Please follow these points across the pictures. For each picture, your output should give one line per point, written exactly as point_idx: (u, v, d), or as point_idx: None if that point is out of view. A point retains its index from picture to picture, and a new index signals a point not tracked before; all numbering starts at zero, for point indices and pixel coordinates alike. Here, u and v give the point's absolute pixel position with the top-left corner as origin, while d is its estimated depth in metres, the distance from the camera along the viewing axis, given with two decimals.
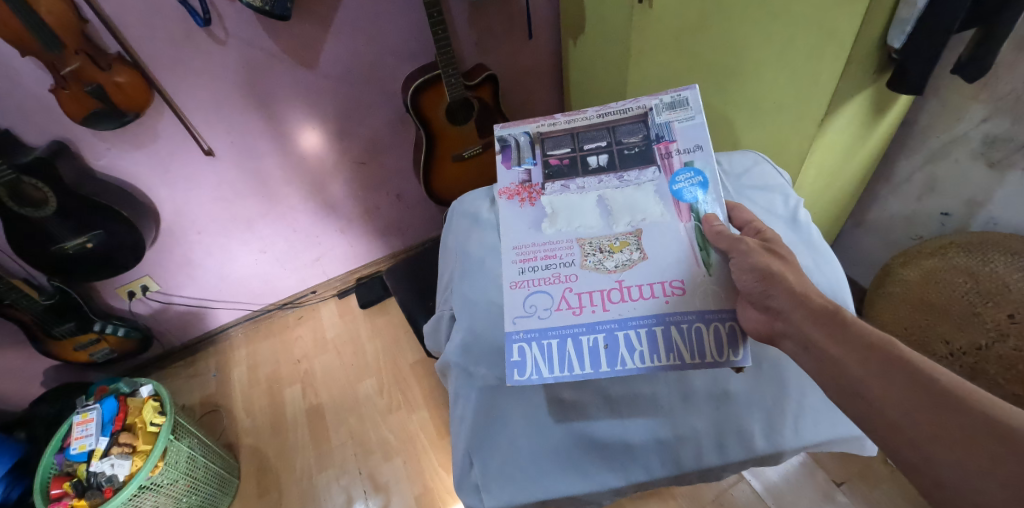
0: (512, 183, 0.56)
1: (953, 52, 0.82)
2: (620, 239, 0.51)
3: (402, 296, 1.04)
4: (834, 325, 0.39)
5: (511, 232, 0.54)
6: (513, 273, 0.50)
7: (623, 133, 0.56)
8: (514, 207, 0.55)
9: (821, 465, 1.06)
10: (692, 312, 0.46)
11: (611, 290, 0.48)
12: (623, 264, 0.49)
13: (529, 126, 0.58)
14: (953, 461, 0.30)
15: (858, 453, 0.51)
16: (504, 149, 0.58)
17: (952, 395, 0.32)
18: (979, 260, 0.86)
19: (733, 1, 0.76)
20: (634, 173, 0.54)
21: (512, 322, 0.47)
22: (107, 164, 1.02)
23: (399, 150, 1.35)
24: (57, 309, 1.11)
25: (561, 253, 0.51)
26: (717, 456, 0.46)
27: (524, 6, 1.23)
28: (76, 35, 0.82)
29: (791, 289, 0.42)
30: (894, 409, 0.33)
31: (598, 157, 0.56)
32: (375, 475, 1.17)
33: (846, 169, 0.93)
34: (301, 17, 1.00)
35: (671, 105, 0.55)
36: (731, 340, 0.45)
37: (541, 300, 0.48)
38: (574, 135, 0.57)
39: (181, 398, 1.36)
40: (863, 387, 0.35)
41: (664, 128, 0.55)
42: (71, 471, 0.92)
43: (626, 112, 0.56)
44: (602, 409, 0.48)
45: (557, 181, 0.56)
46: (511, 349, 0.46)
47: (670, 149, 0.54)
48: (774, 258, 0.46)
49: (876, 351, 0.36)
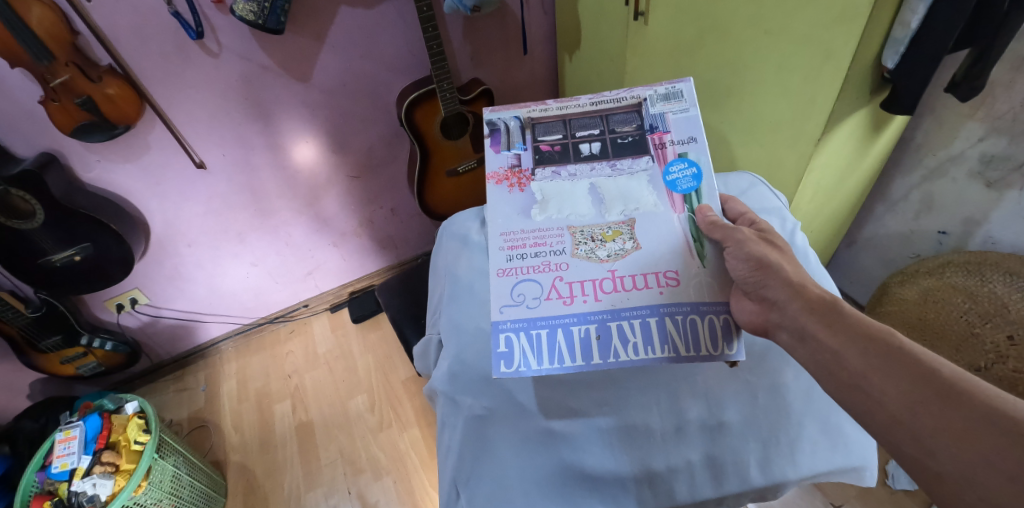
0: (501, 167, 0.55)
1: (948, 71, 0.82)
2: (613, 229, 0.50)
3: (393, 312, 1.03)
4: (832, 318, 0.38)
5: (499, 218, 0.52)
6: (500, 260, 0.49)
7: (616, 122, 0.55)
8: (502, 192, 0.53)
9: (820, 489, 1.04)
10: (687, 304, 0.45)
11: (604, 280, 0.47)
12: (615, 253, 0.48)
13: (519, 111, 0.57)
14: (954, 453, 0.28)
15: (858, 484, 0.49)
16: (493, 132, 0.56)
17: (952, 387, 0.31)
18: (978, 280, 0.86)
19: (729, 19, 0.76)
20: (628, 161, 0.53)
21: (498, 311, 0.46)
22: (96, 177, 1.01)
23: (393, 163, 1.34)
24: (44, 321, 1.09)
25: (551, 240, 0.50)
26: (712, 488, 0.44)
27: (521, 21, 1.23)
28: (66, 47, 0.81)
29: (787, 279, 0.42)
30: (895, 402, 0.32)
31: (590, 144, 0.55)
32: (364, 495, 1.14)
33: (843, 187, 0.93)
34: (295, 31, 1.00)
35: (666, 97, 0.55)
36: (726, 333, 0.44)
37: (530, 288, 0.47)
38: (565, 121, 0.56)
39: (168, 414, 1.33)
40: (863, 380, 0.34)
41: (658, 118, 0.54)
42: (52, 490, 0.90)
43: (620, 101, 0.56)
44: (594, 439, 0.46)
45: (547, 167, 0.54)
46: (498, 339, 0.44)
47: (664, 139, 0.53)
48: (770, 247, 0.46)
49: (875, 342, 0.35)
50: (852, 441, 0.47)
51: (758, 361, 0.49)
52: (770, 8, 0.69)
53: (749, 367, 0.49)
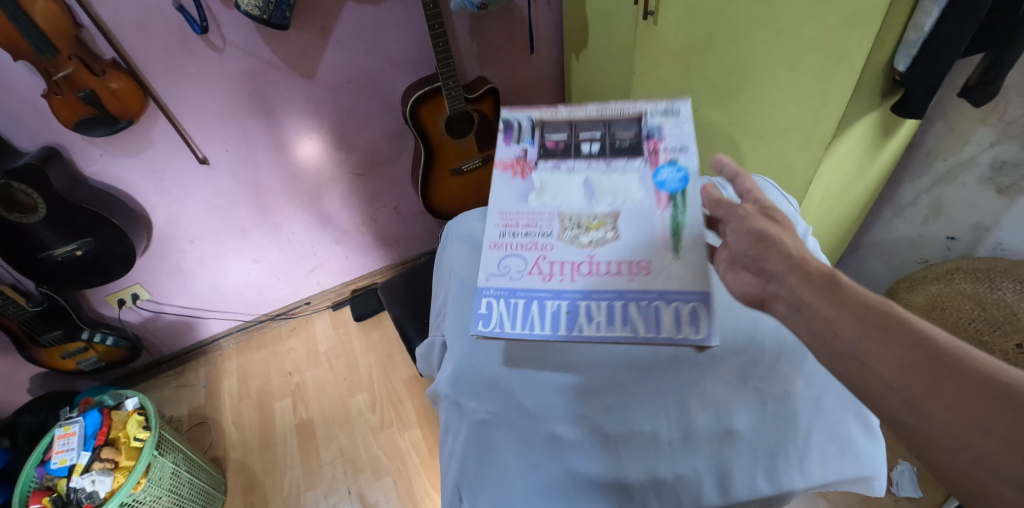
0: (509, 157, 0.54)
1: (961, 75, 0.81)
2: (599, 219, 0.48)
3: (395, 311, 1.02)
4: (829, 288, 0.35)
5: (497, 198, 0.51)
6: (494, 234, 0.48)
7: (618, 129, 0.54)
8: (505, 178, 0.52)
9: (823, 495, 1.03)
10: (654, 291, 0.43)
11: (582, 263, 0.45)
12: (597, 241, 0.46)
13: (533, 112, 0.57)
14: (945, 419, 0.26)
15: (867, 493, 0.47)
16: (506, 129, 0.56)
17: (954, 358, 0.27)
18: (987, 287, 0.86)
19: (740, 19, 0.75)
20: (622, 162, 0.51)
21: (485, 278, 0.46)
22: (99, 171, 1.01)
23: (397, 160, 1.33)
24: (45, 316, 1.08)
25: (542, 223, 0.49)
26: (719, 497, 0.43)
27: (527, 20, 1.22)
28: (71, 41, 0.80)
29: (787, 251, 0.39)
30: (890, 373, 0.29)
31: (591, 145, 0.53)
32: (364, 494, 1.14)
33: (852, 191, 0.91)
34: (300, 27, 0.99)
35: (664, 112, 0.54)
36: (692, 318, 0.42)
37: (515, 262, 0.46)
38: (573, 123, 0.55)
39: (169, 410, 1.33)
40: (857, 350, 0.31)
41: (655, 129, 0.53)
42: (51, 485, 0.89)
43: (624, 111, 0.55)
44: (599, 446, 0.45)
45: (549, 160, 0.53)
46: (479, 301, 0.44)
47: (657, 147, 0.52)
48: (771, 222, 0.43)
49: (872, 311, 0.32)
50: (863, 449, 0.45)
51: (767, 369, 0.48)
52: (782, 9, 0.68)
53: (759, 374, 0.48)
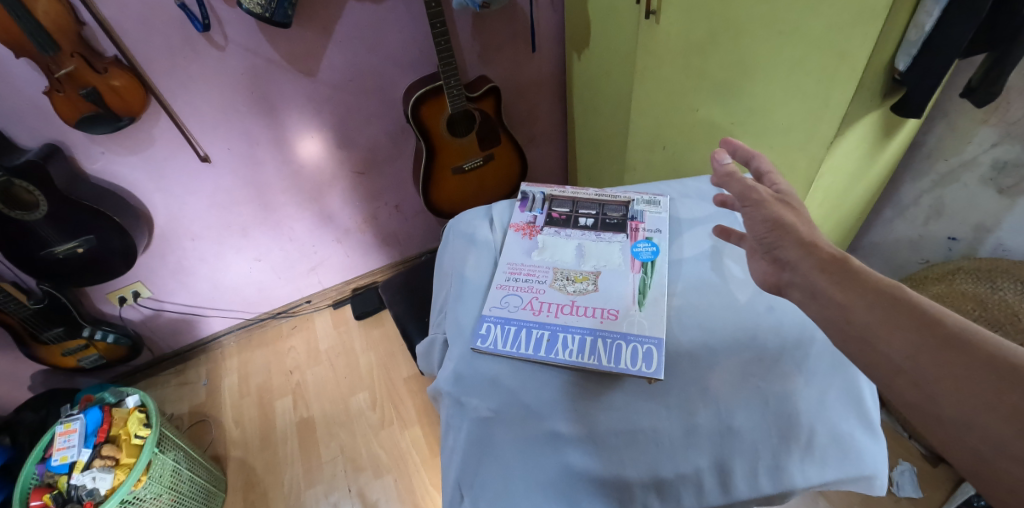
0: (522, 221, 0.66)
1: (963, 75, 0.81)
2: (584, 274, 0.59)
3: (396, 310, 1.01)
4: (842, 273, 0.35)
5: (507, 251, 0.62)
6: (500, 277, 0.59)
7: (609, 209, 0.67)
8: (516, 237, 0.64)
9: (824, 495, 1.03)
10: (620, 332, 0.52)
11: (565, 305, 0.55)
12: (580, 290, 0.57)
13: (546, 189, 0.71)
14: (954, 398, 0.27)
15: (867, 492, 0.47)
16: (523, 199, 0.70)
17: (962, 339, 0.28)
18: (988, 287, 0.86)
19: (742, 18, 0.75)
20: (609, 234, 0.64)
21: (487, 308, 0.56)
22: (101, 169, 1.01)
23: (398, 159, 1.33)
24: (46, 313, 1.09)
25: (540, 273, 0.59)
26: (721, 495, 0.43)
27: (529, 19, 1.22)
28: (73, 38, 0.80)
29: (802, 237, 0.39)
30: (900, 354, 0.30)
31: (586, 219, 0.66)
32: (364, 493, 1.14)
33: (854, 191, 0.91)
34: (302, 25, 0.99)
35: (648, 202, 0.68)
36: (647, 356, 0.49)
37: (513, 299, 0.57)
38: (575, 201, 0.69)
39: (169, 408, 1.33)
40: (869, 333, 0.32)
41: (639, 213, 0.66)
42: (51, 482, 0.89)
43: (615, 198, 0.69)
44: (601, 444, 0.45)
45: (552, 227, 0.65)
46: (480, 324, 0.54)
47: (638, 227, 0.64)
48: (787, 209, 0.43)
49: (883, 295, 0.32)
50: (865, 448, 0.45)
51: (767, 367, 0.48)
52: (784, 8, 0.68)
53: (759, 372, 0.48)
